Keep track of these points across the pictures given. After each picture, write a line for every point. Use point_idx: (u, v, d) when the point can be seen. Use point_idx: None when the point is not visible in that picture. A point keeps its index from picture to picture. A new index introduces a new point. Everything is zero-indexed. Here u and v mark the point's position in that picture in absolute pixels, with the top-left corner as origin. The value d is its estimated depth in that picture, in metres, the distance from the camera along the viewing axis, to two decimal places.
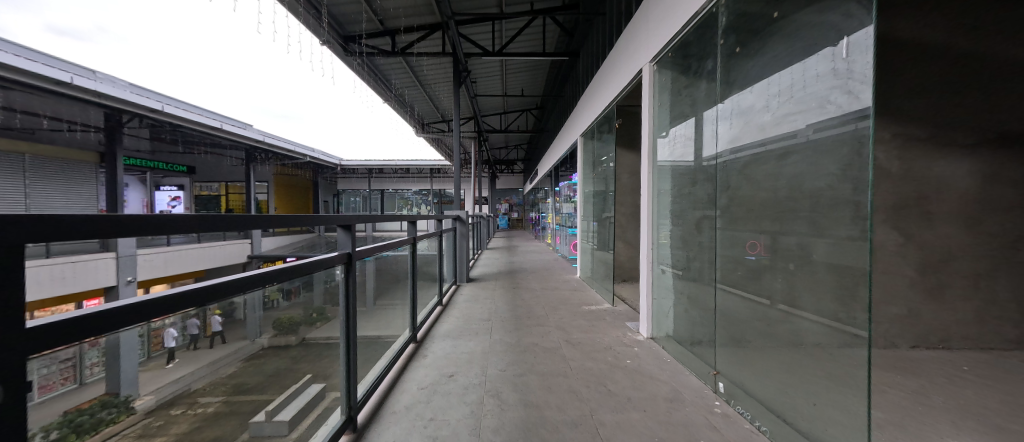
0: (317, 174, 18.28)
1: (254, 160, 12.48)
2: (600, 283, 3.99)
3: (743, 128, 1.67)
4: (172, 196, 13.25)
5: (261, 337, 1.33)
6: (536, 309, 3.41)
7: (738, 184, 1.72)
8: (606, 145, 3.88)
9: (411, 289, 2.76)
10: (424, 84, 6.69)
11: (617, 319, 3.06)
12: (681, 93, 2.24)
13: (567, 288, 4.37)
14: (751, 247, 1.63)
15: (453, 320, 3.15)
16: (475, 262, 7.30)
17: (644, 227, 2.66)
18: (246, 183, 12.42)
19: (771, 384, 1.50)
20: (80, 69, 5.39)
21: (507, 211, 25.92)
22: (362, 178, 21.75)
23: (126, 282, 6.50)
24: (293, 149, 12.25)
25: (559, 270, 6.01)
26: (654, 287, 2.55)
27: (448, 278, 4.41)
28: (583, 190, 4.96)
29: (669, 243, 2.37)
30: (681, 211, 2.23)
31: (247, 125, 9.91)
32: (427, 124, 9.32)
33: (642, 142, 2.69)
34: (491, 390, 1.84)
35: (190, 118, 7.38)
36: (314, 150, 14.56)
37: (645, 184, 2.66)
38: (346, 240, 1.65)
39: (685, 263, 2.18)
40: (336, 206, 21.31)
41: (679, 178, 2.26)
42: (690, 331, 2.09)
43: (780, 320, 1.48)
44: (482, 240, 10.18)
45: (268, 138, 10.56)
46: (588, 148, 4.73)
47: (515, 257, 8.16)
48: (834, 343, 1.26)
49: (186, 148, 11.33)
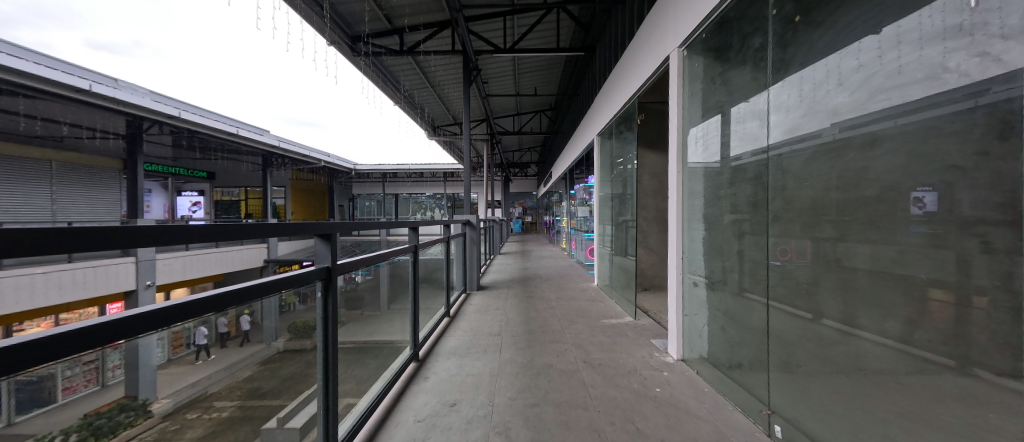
0: (332, 178, 18.67)
1: (271, 164, 12.83)
2: (619, 293, 3.79)
3: (814, 109, 1.36)
4: (193, 201, 13.69)
5: (278, 340, 1.33)
6: (551, 322, 3.24)
7: (786, 185, 1.53)
8: (626, 145, 3.67)
9: (411, 302, 2.64)
10: (433, 84, 6.64)
11: (642, 336, 2.85)
12: (715, 83, 2.10)
13: (583, 298, 4.18)
14: (801, 254, 1.45)
15: (459, 335, 3.00)
16: (488, 268, 7.20)
17: (674, 233, 2.48)
18: (264, 188, 12.77)
19: (832, 422, 1.32)
20: (105, 78, 5.77)
21: (520, 214, 25.78)
22: (376, 182, 22.12)
23: (145, 286, 6.64)
24: (308, 154, 12.51)
25: (575, 277, 5.81)
26: (686, 304, 2.38)
27: (457, 286, 4.30)
28: (600, 193, 4.76)
29: (704, 252, 2.19)
30: (716, 215, 2.07)
31: (263, 130, 10.19)
32: (437, 127, 9.35)
33: (671, 144, 2.51)
34: (499, 426, 1.66)
35: (206, 123, 7.59)
36: (329, 155, 14.87)
37: (673, 184, 2.50)
38: (323, 249, 1.49)
39: (722, 276, 2.00)
40: (352, 210, 21.74)
41: (714, 178, 2.10)
42: (729, 354, 1.92)
43: (834, 341, 1.30)
44: (495, 245, 10.08)
45: (284, 144, 10.84)
46: (605, 148, 4.53)
47: (529, 263, 8.01)
48: (901, 369, 1.08)
49: (206, 153, 11.73)
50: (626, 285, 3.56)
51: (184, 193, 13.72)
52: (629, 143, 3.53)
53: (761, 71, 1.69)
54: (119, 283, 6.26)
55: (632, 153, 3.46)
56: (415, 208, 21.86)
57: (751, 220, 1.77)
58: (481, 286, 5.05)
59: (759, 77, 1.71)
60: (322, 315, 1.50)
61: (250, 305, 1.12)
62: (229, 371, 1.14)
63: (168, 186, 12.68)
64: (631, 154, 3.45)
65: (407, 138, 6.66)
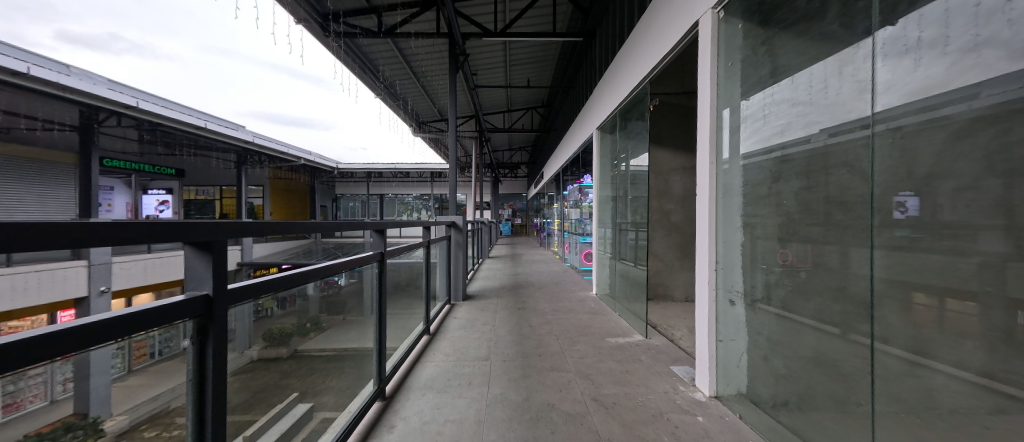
0: (314, 178, 18.11)
1: (246, 162, 12.35)
2: (624, 306, 3.52)
3: (978, 50, 0.84)
4: (159, 200, 12.79)
5: (251, 347, 1.20)
6: (551, 344, 2.92)
7: (848, 183, 1.26)
8: (632, 138, 3.37)
9: (379, 317, 2.22)
10: (415, 70, 6.16)
11: (656, 361, 2.56)
12: (758, 57, 1.77)
13: (582, 311, 3.89)
14: (871, 266, 1.16)
15: (440, 363, 2.63)
16: (476, 273, 6.92)
17: (704, 238, 2.12)
18: (239, 187, 12.26)
19: None
20: (58, 65, 5.34)
21: (510, 215, 25.75)
22: (359, 183, 21.59)
23: (99, 292, 6.10)
24: (287, 151, 12.01)
25: (569, 284, 5.56)
26: (719, 326, 2.03)
27: (441, 296, 4.02)
28: (600, 194, 4.52)
29: (744, 264, 1.85)
30: (758, 214, 1.76)
31: (238, 126, 9.76)
32: (422, 122, 9.05)
33: (703, 130, 2.14)
34: None
35: (169, 114, 7.07)
36: (311, 154, 14.44)
37: (701, 176, 2.16)
38: (197, 264, 0.90)
39: (764, 294, 1.71)
40: (335, 211, 21.21)
41: (758, 171, 1.77)
42: (772, 389, 1.64)
43: (899, 372, 1.08)
44: (485, 249, 10.26)
45: (259, 139, 10.35)
46: (607, 144, 4.26)
47: (519, 268, 7.74)
48: (981, 408, 0.89)
49: (176, 149, 11.14)
50: (634, 297, 3.26)
51: (150, 192, 12.95)
52: (639, 134, 3.21)
53: (826, 37, 1.37)
54: (68, 290, 5.71)
55: (641, 149, 3.17)
56: (402, 209, 21.43)
57: (804, 225, 1.47)
58: (467, 295, 4.75)
59: (824, 44, 1.38)
60: (194, 363, 0.91)
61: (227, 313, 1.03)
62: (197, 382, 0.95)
63: (131, 183, 11.84)
64: (642, 147, 3.13)
65: (390, 133, 6.30)
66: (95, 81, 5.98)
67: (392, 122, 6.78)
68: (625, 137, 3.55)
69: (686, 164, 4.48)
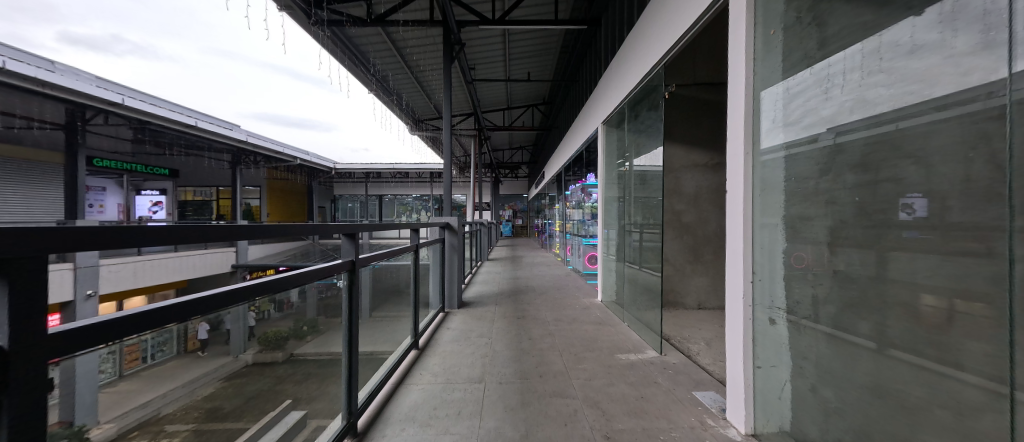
0: (312, 178, 17.96)
1: (240, 162, 12.26)
2: (638, 318, 3.24)
3: None
4: (152, 200, 12.93)
5: (247, 353, 1.39)
6: (555, 363, 2.67)
7: (912, 177, 1.00)
8: (644, 132, 3.13)
9: (352, 331, 1.94)
10: (408, 63, 6.05)
11: (675, 385, 2.27)
12: (803, 28, 1.46)
13: (587, 322, 3.65)
14: (949, 280, 0.92)
15: (427, 387, 2.36)
16: (474, 277, 6.76)
17: (739, 243, 1.79)
18: (233, 188, 12.16)
19: None
20: (41, 60, 5.12)
21: (510, 216, 25.69)
22: (358, 183, 21.44)
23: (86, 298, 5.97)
24: (283, 151, 11.89)
25: (571, 290, 5.34)
26: (757, 348, 1.72)
27: (432, 305, 3.88)
28: (607, 194, 4.31)
29: (787, 273, 1.55)
30: (807, 216, 1.44)
31: (233, 125, 9.69)
32: (420, 120, 8.98)
33: (736, 117, 1.81)
34: None
35: (157, 112, 6.96)
36: (309, 155, 14.41)
37: (732, 170, 1.84)
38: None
39: (813, 310, 1.42)
40: (334, 212, 21.12)
41: (808, 163, 1.43)
42: (824, 426, 1.37)
43: (985, 412, 0.85)
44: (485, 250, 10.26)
45: (254, 139, 10.22)
46: (614, 139, 4.03)
47: (519, 272, 7.53)
48: None
49: (170, 148, 11.07)
50: (646, 305, 3.05)
51: (144, 192, 13.10)
52: (652, 127, 2.94)
53: None
54: None
55: (652, 143, 2.96)
56: (401, 209, 21.32)
57: (858, 228, 1.20)
58: (463, 302, 4.55)
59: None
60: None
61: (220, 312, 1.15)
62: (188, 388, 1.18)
63: (123, 184, 11.76)
64: (655, 138, 2.86)
65: (384, 132, 6.10)
66: (81, 77, 5.76)
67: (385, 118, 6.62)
68: (636, 132, 3.30)
69: (693, 161, 4.35)
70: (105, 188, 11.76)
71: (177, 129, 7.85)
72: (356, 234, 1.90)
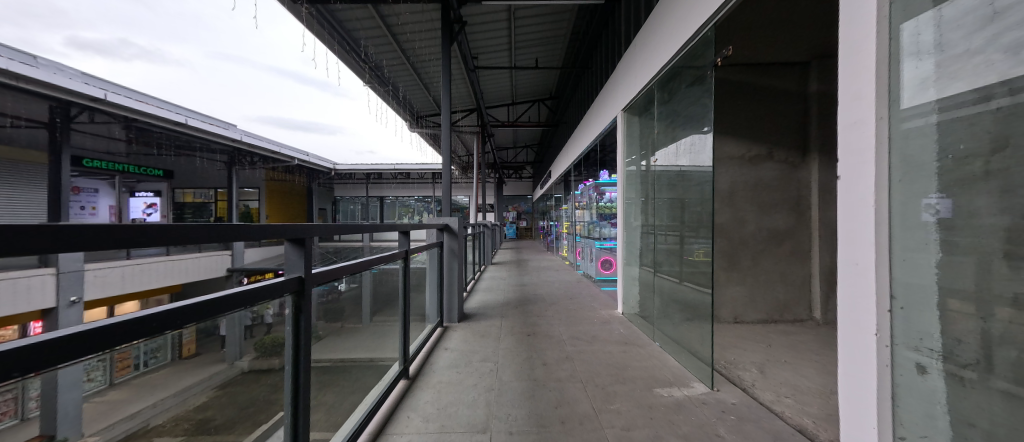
0: (313, 179, 17.86)
1: (237, 162, 12.21)
2: (675, 337, 2.84)
3: None
4: (147, 202, 13.67)
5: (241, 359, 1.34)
6: (580, 398, 2.26)
7: None
8: (683, 116, 2.71)
9: (302, 362, 1.51)
10: (406, 52, 5.79)
11: (734, 432, 1.88)
12: None
13: (611, 342, 3.28)
14: None
15: (414, 441, 1.88)
16: (477, 285, 6.53)
17: (874, 250, 1.36)
18: (229, 188, 12.06)
19: None
20: (23, 56, 5.02)
21: (515, 217, 25.36)
22: (359, 184, 21.35)
23: (68, 304, 5.59)
24: (281, 150, 11.80)
25: (584, 299, 5.07)
26: (897, 410, 1.31)
27: (431, 318, 3.63)
28: (629, 197, 3.97)
29: (941, 300, 1.18)
30: (984, 207, 1.07)
31: (230, 125, 9.72)
32: (420, 116, 8.88)
33: (860, 75, 1.42)
34: None
35: (143, 109, 6.87)
36: (309, 155, 14.43)
37: (853, 147, 1.46)
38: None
39: (982, 354, 1.09)
40: (334, 214, 21.03)
41: (997, 126, 1.03)
42: None
43: None
44: (485, 254, 9.30)
45: (250, 138, 10.14)
46: (639, 127, 3.71)
47: (527, 278, 7.20)
48: None
49: (166, 148, 11.07)
50: (692, 324, 2.59)
51: (138, 193, 13.82)
52: (696, 111, 2.51)
53: None
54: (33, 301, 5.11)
55: (694, 130, 2.54)
56: (403, 211, 21.25)
57: None
58: (465, 314, 4.30)
59: None
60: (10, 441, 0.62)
61: (219, 320, 1.11)
62: (178, 398, 1.16)
63: (115, 184, 11.92)
64: (702, 122, 2.42)
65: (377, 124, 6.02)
66: (68, 74, 5.70)
67: (379, 111, 6.53)
68: (670, 117, 2.92)
69: (726, 154, 4.16)
70: (98, 190, 11.71)
71: (166, 126, 7.76)
72: (306, 244, 1.50)
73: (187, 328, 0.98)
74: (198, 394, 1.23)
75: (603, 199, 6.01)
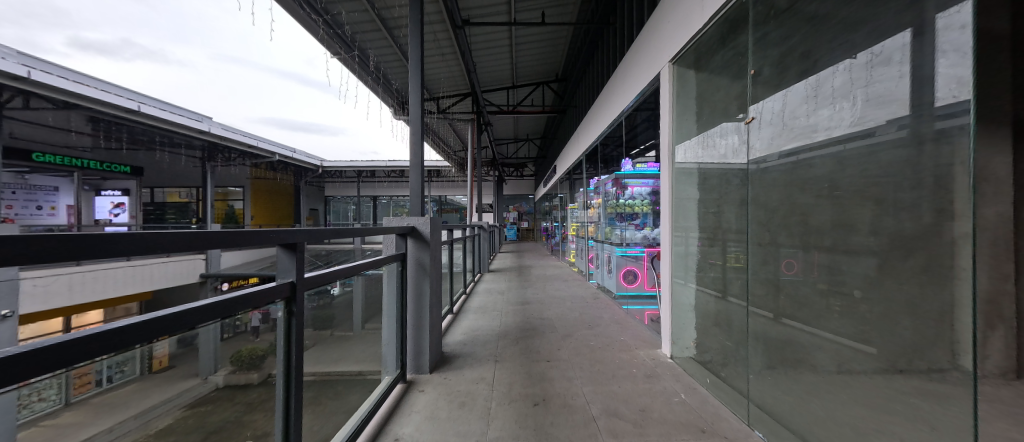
0: (300, 179, 17.43)
1: (212, 158, 11.87)
2: (787, 396, 2.09)
3: None
4: (113, 202, 12.94)
5: (216, 375, 1.48)
6: None
7: None
8: (837, 29, 1.78)
9: None
10: (376, 7, 5.11)
11: None
12: None
13: (677, 427, 2.38)
14: None
15: None
16: (464, 301, 5.94)
17: None
18: (204, 186, 11.59)
19: None
20: None
21: (515, 218, 25.05)
22: (349, 184, 20.92)
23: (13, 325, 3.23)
24: (256, 144, 11.55)
25: (608, 332, 4.35)
26: None
27: (388, 369, 2.94)
28: (696, 195, 3.14)
29: None
30: None
31: (203, 118, 10.14)
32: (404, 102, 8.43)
33: None
34: None
35: (78, 90, 6.60)
36: (296, 152, 14.20)
37: None
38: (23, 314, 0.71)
39: None
40: (325, 216, 20.69)
41: None
42: None
43: None
44: (484, 261, 9.08)
45: (218, 130, 9.99)
46: (716, 77, 2.89)
47: (529, 293, 6.58)
48: None
49: (132, 140, 10.72)
50: (793, 378, 2.05)
51: (105, 193, 13.10)
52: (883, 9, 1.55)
53: None
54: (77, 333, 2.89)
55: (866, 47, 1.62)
56: (398, 212, 20.93)
57: None
58: (442, 356, 3.63)
59: None
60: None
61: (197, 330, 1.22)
62: None
63: (76, 182, 11.57)
64: (898, 26, 1.48)
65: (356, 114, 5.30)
66: (0, 54, 5.90)
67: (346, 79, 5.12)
68: (797, 38, 2.04)
69: None
70: (57, 188, 11.23)
71: (117, 115, 7.55)
72: None
73: (159, 343, 1.08)
74: (162, 416, 1.34)
75: (624, 196, 5.47)
